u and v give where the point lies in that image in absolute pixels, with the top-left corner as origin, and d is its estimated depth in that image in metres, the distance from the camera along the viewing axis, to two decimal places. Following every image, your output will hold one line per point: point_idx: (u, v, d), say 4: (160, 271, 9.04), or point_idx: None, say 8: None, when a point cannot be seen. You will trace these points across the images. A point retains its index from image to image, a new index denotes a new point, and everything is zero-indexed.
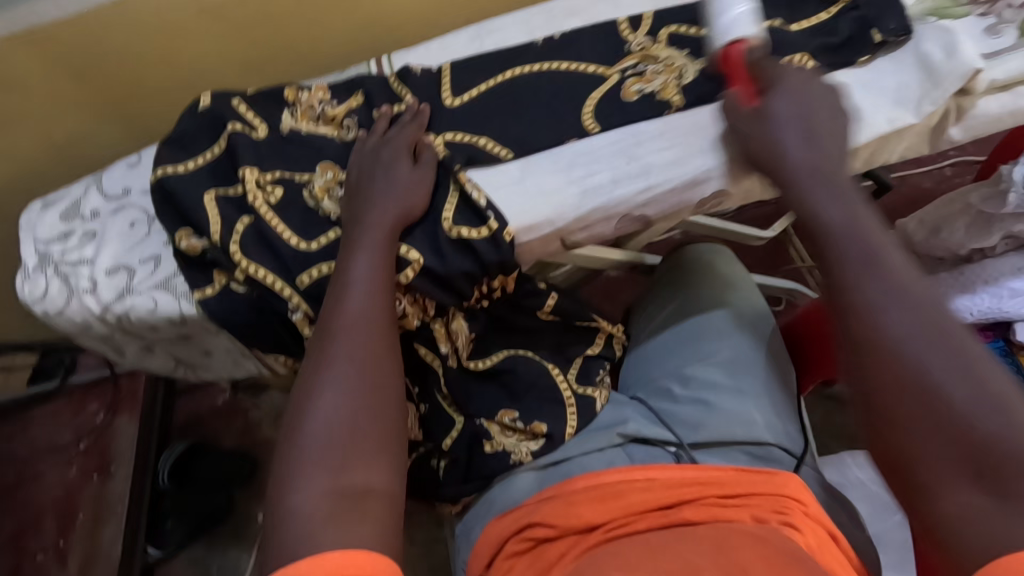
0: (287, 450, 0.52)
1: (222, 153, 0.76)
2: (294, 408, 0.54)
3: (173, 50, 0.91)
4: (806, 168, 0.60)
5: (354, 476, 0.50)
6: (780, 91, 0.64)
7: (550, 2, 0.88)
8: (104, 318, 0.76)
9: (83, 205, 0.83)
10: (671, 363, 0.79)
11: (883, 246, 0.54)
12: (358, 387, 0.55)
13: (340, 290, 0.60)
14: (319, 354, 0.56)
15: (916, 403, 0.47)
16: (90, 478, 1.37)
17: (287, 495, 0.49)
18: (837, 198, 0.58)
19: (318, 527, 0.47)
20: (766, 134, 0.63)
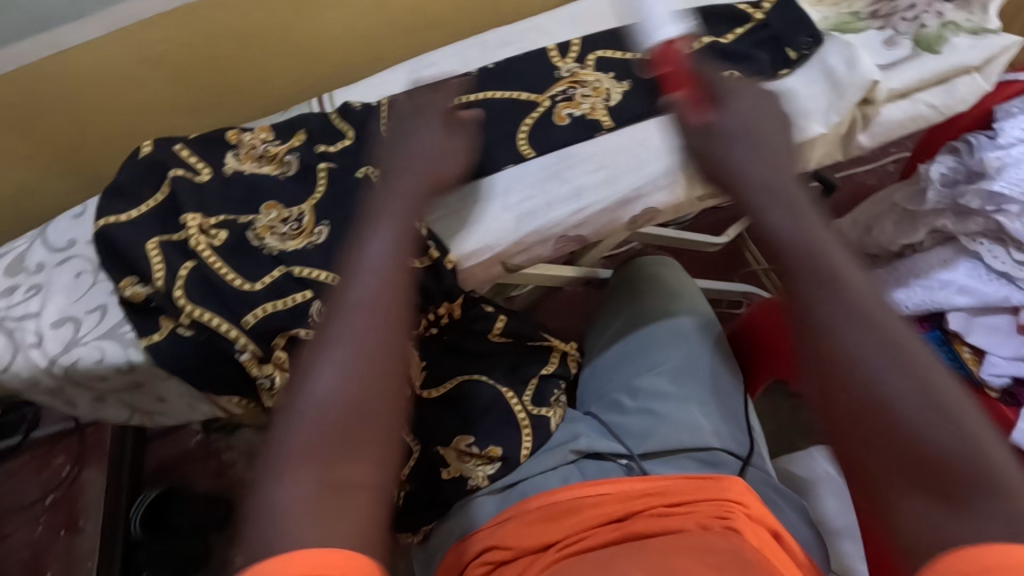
0: (285, 430, 0.46)
1: (165, 200, 0.76)
2: (290, 392, 0.48)
3: (116, 100, 0.92)
4: (767, 189, 0.56)
5: (343, 471, 0.44)
6: (733, 93, 0.64)
7: (483, 34, 0.91)
8: (51, 372, 0.75)
9: (28, 259, 0.83)
10: (622, 375, 0.81)
11: (847, 255, 0.50)
12: (360, 364, 0.48)
13: (352, 270, 0.53)
14: (312, 346, 0.50)
15: (876, 414, 0.43)
16: (56, 535, 1.35)
17: (267, 492, 0.43)
18: (793, 235, 0.52)
19: (300, 523, 0.41)
20: (722, 145, 0.60)
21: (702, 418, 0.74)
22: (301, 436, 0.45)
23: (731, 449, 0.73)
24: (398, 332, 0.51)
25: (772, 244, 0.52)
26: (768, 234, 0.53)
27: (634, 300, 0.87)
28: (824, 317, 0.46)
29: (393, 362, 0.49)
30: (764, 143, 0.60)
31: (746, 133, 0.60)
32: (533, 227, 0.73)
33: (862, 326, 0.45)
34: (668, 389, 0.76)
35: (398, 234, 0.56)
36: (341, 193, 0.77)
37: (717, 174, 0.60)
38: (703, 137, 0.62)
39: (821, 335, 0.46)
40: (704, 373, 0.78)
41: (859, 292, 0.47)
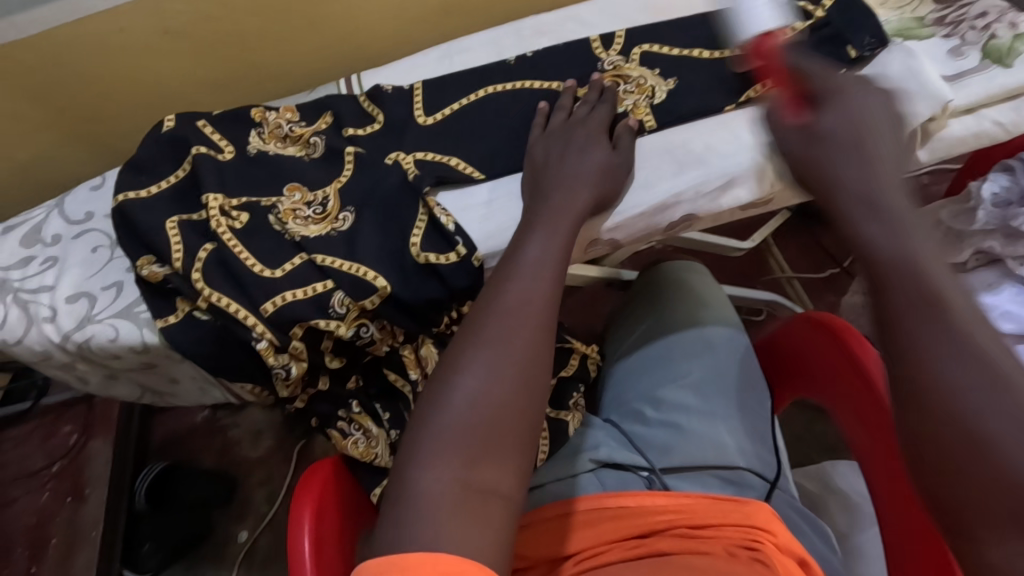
0: (433, 419, 0.49)
1: (186, 177, 0.74)
2: (438, 381, 0.51)
3: (139, 70, 0.90)
4: (863, 196, 0.49)
5: (484, 474, 0.47)
6: (833, 94, 0.56)
7: (520, 21, 0.87)
8: (63, 348, 0.74)
9: (43, 230, 0.81)
10: (645, 384, 0.78)
11: (956, 275, 0.43)
12: (511, 366, 0.51)
13: (513, 282, 0.56)
14: (455, 354, 0.52)
15: (970, 448, 0.38)
16: (63, 502, 1.36)
17: (413, 477, 0.46)
18: (887, 232, 0.46)
19: (439, 517, 0.44)
20: (824, 153, 0.54)
21: (727, 435, 0.71)
22: (438, 435, 0.48)
23: (757, 470, 0.70)
24: (540, 341, 0.53)
25: (865, 251, 0.46)
26: (873, 244, 0.46)
27: (661, 304, 0.84)
28: (983, 353, 0.43)
29: (537, 365, 0.52)
30: (869, 143, 0.52)
31: (852, 134, 0.53)
32: None
33: (954, 345, 0.39)
34: (693, 402, 0.74)
35: (554, 238, 0.60)
36: (367, 179, 0.74)
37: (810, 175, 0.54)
38: (804, 143, 0.56)
39: (976, 374, 0.43)
40: (731, 386, 0.75)
41: (1010, 323, 0.44)
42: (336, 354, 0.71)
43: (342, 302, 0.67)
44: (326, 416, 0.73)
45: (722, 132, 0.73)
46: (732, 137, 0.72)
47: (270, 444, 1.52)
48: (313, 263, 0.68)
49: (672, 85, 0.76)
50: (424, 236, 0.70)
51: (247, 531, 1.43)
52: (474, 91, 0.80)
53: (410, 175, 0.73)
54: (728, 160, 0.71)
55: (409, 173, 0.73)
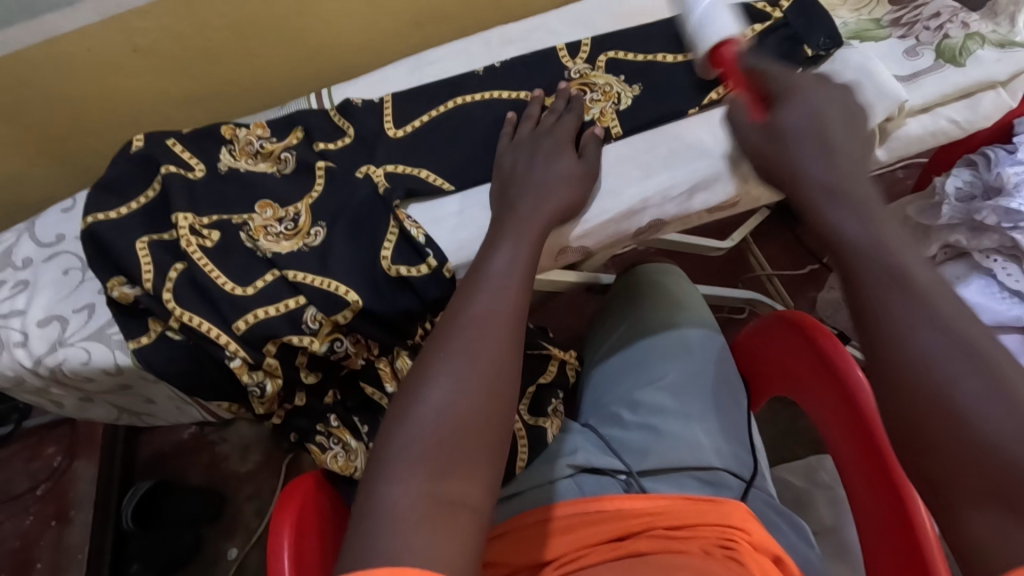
0: (400, 432, 0.49)
1: (157, 197, 0.74)
2: (407, 393, 0.52)
3: (108, 89, 0.89)
4: (823, 186, 0.51)
5: (452, 486, 0.47)
6: (788, 95, 0.57)
7: (488, 31, 0.88)
8: (36, 371, 0.73)
9: (15, 253, 0.80)
10: (622, 388, 0.79)
11: (914, 259, 0.46)
12: (479, 375, 0.51)
13: (483, 295, 0.57)
14: (425, 368, 0.52)
15: (948, 423, 0.40)
16: (48, 525, 1.35)
17: (381, 490, 0.46)
18: (848, 214, 0.49)
19: (407, 529, 0.44)
20: (787, 151, 0.55)
21: (703, 436, 0.72)
22: (405, 448, 0.48)
23: (733, 470, 0.71)
24: (506, 353, 0.53)
25: (830, 238, 0.49)
26: (837, 227, 0.49)
27: (639, 308, 0.85)
28: (897, 321, 0.43)
29: (505, 374, 0.52)
30: (835, 144, 0.53)
31: (812, 133, 0.54)
32: None
33: (928, 319, 0.42)
34: (668, 404, 0.74)
35: (521, 248, 0.61)
36: (337, 193, 0.74)
37: (786, 172, 0.55)
38: (764, 135, 0.57)
39: (892, 337, 0.43)
40: (706, 386, 0.76)
41: (933, 295, 0.43)
42: (311, 369, 0.71)
43: (315, 318, 0.67)
44: (304, 430, 0.72)
45: (690, 137, 0.74)
46: (698, 140, 0.73)
47: (258, 459, 1.51)
48: (286, 280, 0.68)
49: (638, 91, 0.77)
50: (394, 249, 0.70)
51: (237, 548, 1.42)
52: (443, 103, 0.80)
53: (381, 188, 0.73)
54: (695, 165, 0.72)
55: (379, 185, 0.73)
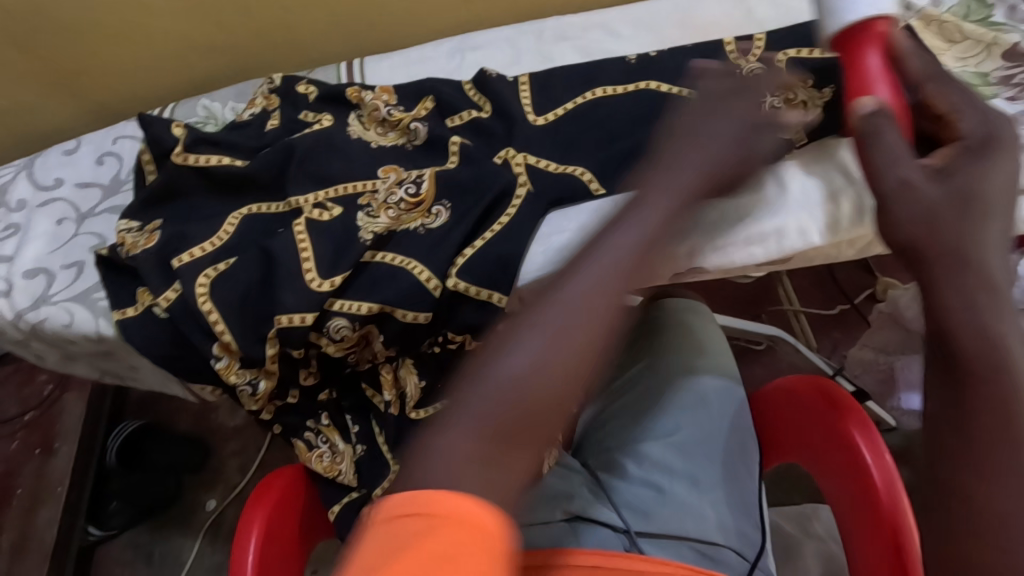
0: (476, 372, 0.43)
1: (254, 161, 0.68)
2: (497, 339, 0.45)
3: (127, 24, 0.83)
4: (947, 206, 0.49)
5: (507, 461, 0.40)
6: (994, 144, 0.51)
7: (540, 21, 0.80)
8: (17, 325, 0.69)
9: (9, 193, 0.76)
10: (626, 435, 0.74)
11: (999, 333, 0.46)
12: (563, 347, 0.43)
13: (584, 261, 0.48)
14: (479, 363, 0.44)
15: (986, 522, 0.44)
16: (32, 453, 1.35)
17: (433, 439, 0.41)
18: (964, 287, 0.47)
19: (451, 485, 0.37)
20: (957, 190, 0.49)
21: (710, 507, 0.67)
22: (481, 396, 0.42)
23: (736, 547, 0.66)
24: (597, 336, 0.44)
25: (956, 299, 0.47)
26: (970, 273, 0.47)
27: (654, 348, 0.79)
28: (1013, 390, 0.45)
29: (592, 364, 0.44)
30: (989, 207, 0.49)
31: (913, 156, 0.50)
32: (561, 265, 0.65)
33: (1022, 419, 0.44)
34: (676, 464, 0.69)
35: (655, 213, 0.51)
36: (473, 172, 0.67)
37: (886, 198, 0.50)
38: (918, 176, 0.50)
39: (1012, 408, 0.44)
40: (717, 449, 0.71)
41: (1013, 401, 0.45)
42: (312, 370, 0.68)
43: (338, 331, 0.62)
44: (293, 426, 0.69)
45: None
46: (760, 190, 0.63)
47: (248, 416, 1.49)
48: (291, 271, 0.62)
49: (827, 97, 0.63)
50: (415, 258, 0.63)
51: (216, 500, 1.40)
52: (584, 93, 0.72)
53: (520, 188, 0.66)
54: None
55: (520, 182, 0.67)
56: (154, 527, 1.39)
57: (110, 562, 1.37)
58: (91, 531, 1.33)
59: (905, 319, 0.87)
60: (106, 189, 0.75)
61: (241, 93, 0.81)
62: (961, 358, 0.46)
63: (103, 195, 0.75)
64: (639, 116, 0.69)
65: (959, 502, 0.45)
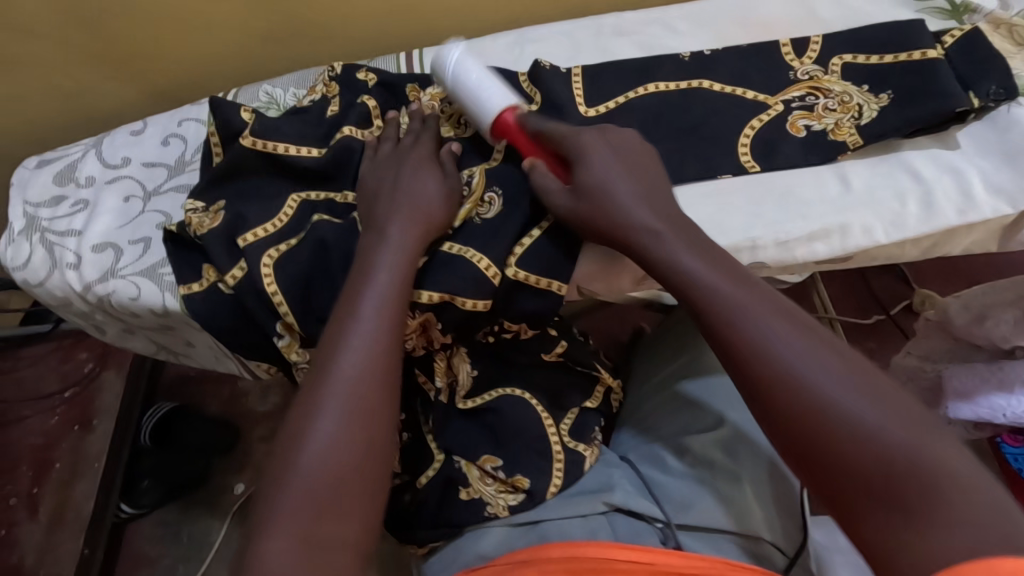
0: (320, 384, 0.54)
1: (329, 152, 0.70)
2: (323, 352, 0.56)
3: (190, 11, 0.84)
4: (645, 229, 0.58)
5: (331, 530, 0.49)
6: (591, 154, 0.61)
7: (600, 16, 0.81)
8: (84, 297, 0.72)
9: (78, 170, 0.79)
10: (669, 429, 0.73)
11: (763, 305, 0.52)
12: (380, 344, 0.56)
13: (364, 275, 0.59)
14: (310, 398, 0.54)
15: (842, 431, 0.47)
16: (70, 429, 1.38)
17: (297, 456, 0.51)
18: (690, 248, 0.57)
19: (284, 514, 0.49)
20: (597, 202, 0.59)
21: (754, 502, 0.65)
22: (314, 436, 0.52)
23: (780, 544, 0.64)
24: (379, 344, 0.56)
25: (701, 299, 0.54)
26: (713, 287, 0.54)
27: (699, 346, 0.79)
28: (779, 350, 0.50)
29: (379, 373, 0.55)
30: (648, 182, 0.61)
31: (615, 167, 0.60)
32: (623, 255, 0.65)
33: (828, 372, 0.49)
34: (719, 459, 0.68)
35: (411, 228, 0.62)
36: (525, 161, 0.68)
37: (588, 202, 0.60)
38: (573, 198, 0.61)
39: (773, 362, 0.50)
40: (761, 445, 0.69)
41: (800, 333, 0.51)
42: None
43: None
44: None
45: (806, 177, 0.65)
46: (824, 194, 0.64)
47: None
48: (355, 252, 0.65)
49: (886, 101, 0.65)
50: (479, 250, 0.62)
51: (243, 484, 1.36)
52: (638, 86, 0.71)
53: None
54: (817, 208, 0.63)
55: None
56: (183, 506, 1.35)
57: (140, 539, 1.32)
58: (122, 509, 1.30)
59: (952, 327, 0.87)
60: (171, 169, 0.78)
61: (301, 79, 0.83)
62: (753, 379, 0.50)
63: (168, 174, 0.77)
64: (700, 109, 0.68)
65: (826, 445, 0.47)
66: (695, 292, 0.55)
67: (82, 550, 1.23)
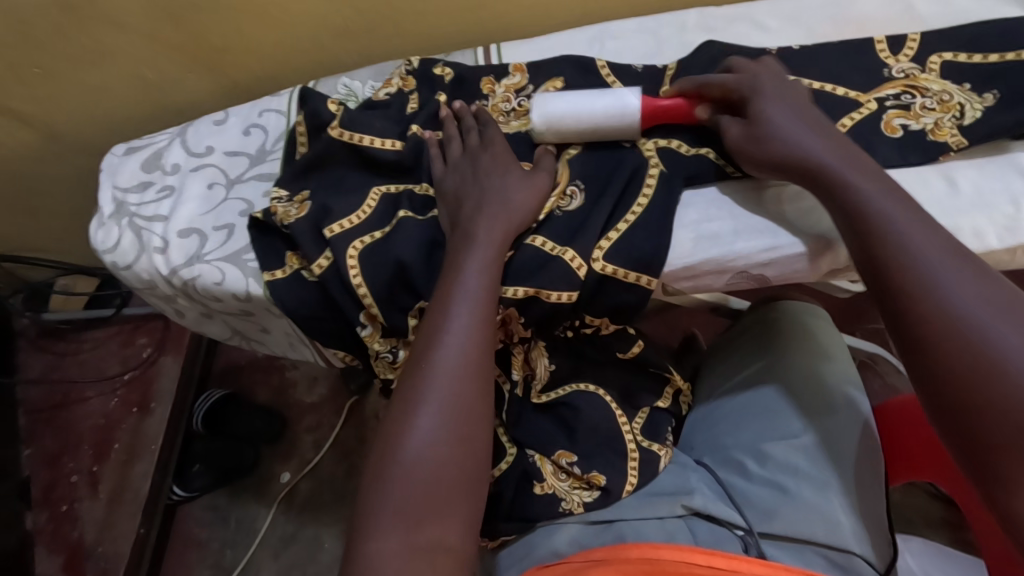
0: (419, 376, 0.55)
1: (406, 146, 0.71)
2: (422, 344, 0.57)
3: (274, 3, 0.85)
4: (818, 166, 0.59)
5: (430, 533, 0.50)
6: (771, 96, 0.64)
7: (682, 11, 0.80)
8: (170, 281, 0.74)
9: (164, 157, 0.81)
10: (747, 434, 0.71)
11: (922, 234, 0.53)
12: (474, 343, 0.56)
13: (453, 273, 0.59)
14: (411, 392, 0.54)
15: (999, 373, 0.46)
16: (130, 412, 1.37)
17: (398, 449, 0.52)
18: (868, 179, 0.57)
19: (384, 518, 0.50)
20: (778, 140, 0.61)
21: (842, 513, 0.63)
22: (411, 429, 0.53)
23: (870, 558, 0.62)
24: (474, 340, 0.56)
25: (876, 248, 0.54)
26: (909, 251, 0.53)
27: (778, 349, 0.76)
28: (934, 277, 0.51)
29: (473, 369, 0.55)
30: (814, 121, 0.62)
31: (788, 100, 0.63)
32: (712, 254, 0.65)
33: (1006, 327, 0.48)
34: (804, 467, 0.66)
35: (498, 224, 0.62)
36: (600, 156, 0.68)
37: (765, 139, 0.62)
38: (745, 127, 0.63)
39: (931, 293, 0.50)
40: (849, 454, 0.67)
41: (945, 265, 0.51)
42: None
43: None
44: None
45: (903, 181, 0.63)
46: (927, 193, 0.62)
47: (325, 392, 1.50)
48: (438, 242, 0.66)
49: (990, 101, 0.63)
50: (567, 244, 0.63)
51: (290, 473, 1.35)
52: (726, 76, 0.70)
53: (653, 167, 0.66)
54: None
55: (652, 163, 0.67)
56: (231, 492, 1.35)
57: (192, 523, 1.33)
58: (175, 492, 1.31)
59: None
60: (252, 157, 0.79)
61: (379, 74, 0.84)
62: (905, 305, 0.51)
63: (250, 163, 0.79)
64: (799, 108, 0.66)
65: (977, 382, 0.47)
66: (866, 220, 0.55)
67: (137, 529, 1.25)
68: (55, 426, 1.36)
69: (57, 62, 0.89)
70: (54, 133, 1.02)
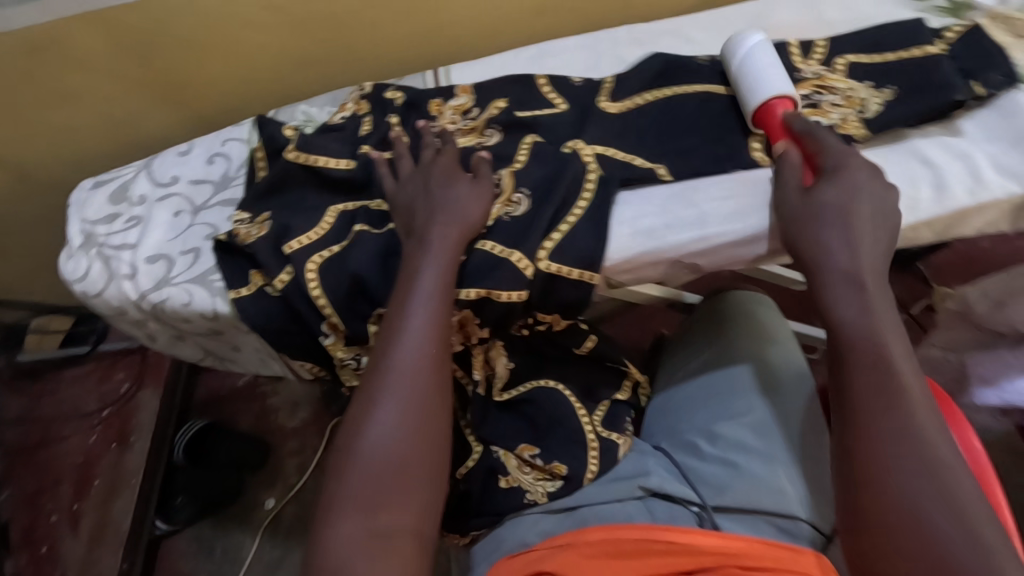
0: (378, 374, 0.58)
1: (357, 165, 0.75)
2: (382, 344, 0.60)
3: (232, 38, 0.89)
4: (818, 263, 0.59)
5: (387, 519, 0.53)
6: (833, 221, 0.60)
7: (615, 29, 0.86)
8: (139, 306, 0.77)
9: (131, 189, 0.84)
10: (700, 416, 0.75)
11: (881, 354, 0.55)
12: (430, 342, 0.60)
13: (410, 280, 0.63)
14: (371, 389, 0.58)
15: (908, 505, 0.50)
16: (109, 447, 1.37)
17: (358, 442, 0.55)
18: (875, 294, 0.58)
19: (347, 509, 0.53)
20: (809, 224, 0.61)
21: (790, 483, 0.67)
22: (371, 423, 0.56)
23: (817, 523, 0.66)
24: (427, 338, 0.60)
25: (849, 387, 0.55)
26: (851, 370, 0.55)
27: (727, 336, 0.80)
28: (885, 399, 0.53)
29: (430, 365, 0.59)
30: (849, 215, 0.60)
31: (840, 194, 0.61)
32: (648, 248, 0.70)
33: (931, 465, 0.51)
34: (752, 442, 0.70)
35: (450, 231, 0.65)
36: (542, 165, 0.73)
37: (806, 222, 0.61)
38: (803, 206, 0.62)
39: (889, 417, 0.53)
40: (795, 428, 0.71)
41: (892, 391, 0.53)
42: None
43: None
44: None
45: None
46: None
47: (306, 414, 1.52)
48: (393, 251, 0.70)
49: (889, 95, 0.70)
50: (513, 247, 0.67)
51: (275, 499, 1.36)
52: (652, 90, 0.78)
53: (591, 172, 0.71)
54: None
55: (590, 168, 0.72)
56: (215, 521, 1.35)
57: (176, 554, 1.33)
58: (158, 525, 1.29)
59: (974, 314, 0.95)
60: (216, 184, 0.83)
61: (335, 101, 0.88)
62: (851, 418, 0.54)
63: (214, 190, 0.83)
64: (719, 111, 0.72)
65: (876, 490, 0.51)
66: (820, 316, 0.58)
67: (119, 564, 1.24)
68: (33, 466, 1.35)
69: (24, 105, 0.93)
70: (24, 174, 1.04)
